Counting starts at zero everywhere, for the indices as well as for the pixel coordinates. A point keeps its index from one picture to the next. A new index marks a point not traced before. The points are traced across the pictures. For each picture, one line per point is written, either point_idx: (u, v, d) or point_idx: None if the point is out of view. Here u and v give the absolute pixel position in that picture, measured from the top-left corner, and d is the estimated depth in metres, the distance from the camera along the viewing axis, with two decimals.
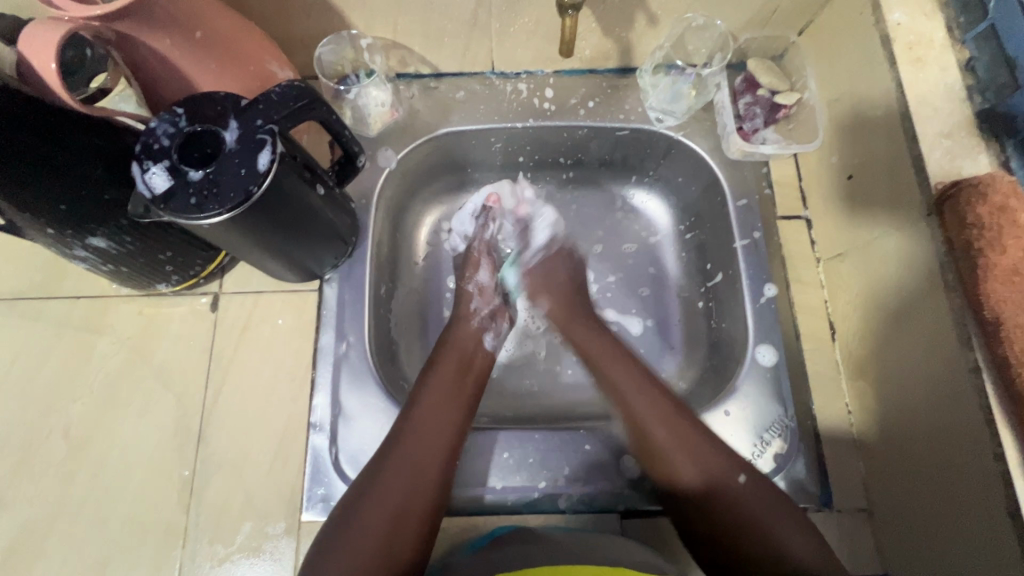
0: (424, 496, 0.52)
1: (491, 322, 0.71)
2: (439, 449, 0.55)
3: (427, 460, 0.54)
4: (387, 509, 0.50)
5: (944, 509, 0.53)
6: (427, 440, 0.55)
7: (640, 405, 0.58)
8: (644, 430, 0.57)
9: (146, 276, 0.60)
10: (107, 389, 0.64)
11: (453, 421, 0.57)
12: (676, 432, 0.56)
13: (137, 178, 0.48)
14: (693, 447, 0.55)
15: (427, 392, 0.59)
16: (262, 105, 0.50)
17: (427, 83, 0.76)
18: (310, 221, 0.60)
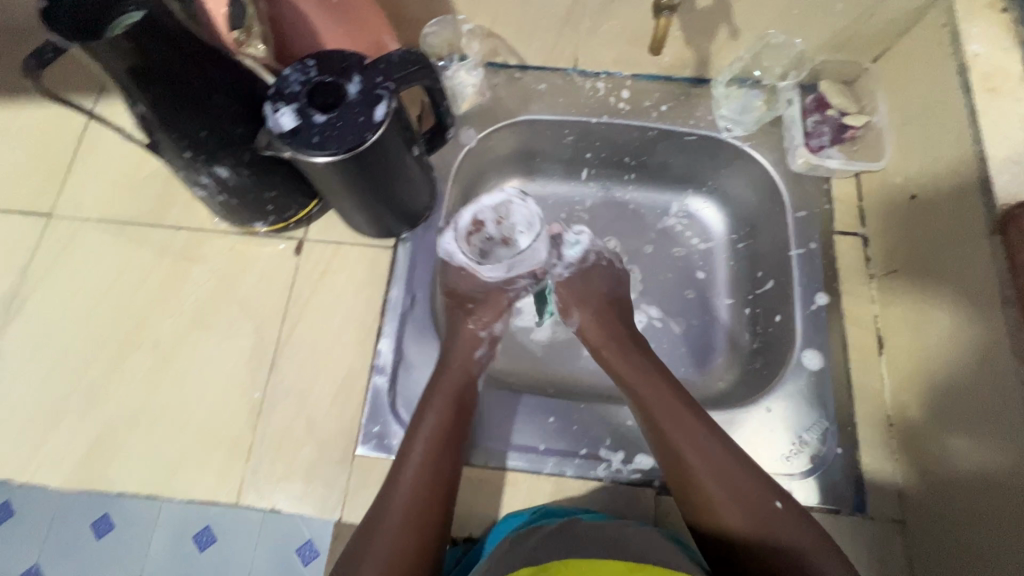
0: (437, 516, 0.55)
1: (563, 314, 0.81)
2: (439, 466, 0.57)
3: (429, 476, 0.56)
4: (405, 538, 0.53)
5: (986, 522, 0.54)
6: (424, 480, 0.56)
7: (688, 418, 0.58)
8: (683, 446, 0.57)
9: (250, 212, 0.66)
10: (195, 312, 0.70)
11: (442, 446, 0.58)
12: (705, 448, 0.56)
13: (268, 116, 0.54)
14: (722, 466, 0.55)
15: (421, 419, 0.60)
16: (383, 66, 0.56)
17: (513, 73, 0.82)
18: (401, 179, 0.65)
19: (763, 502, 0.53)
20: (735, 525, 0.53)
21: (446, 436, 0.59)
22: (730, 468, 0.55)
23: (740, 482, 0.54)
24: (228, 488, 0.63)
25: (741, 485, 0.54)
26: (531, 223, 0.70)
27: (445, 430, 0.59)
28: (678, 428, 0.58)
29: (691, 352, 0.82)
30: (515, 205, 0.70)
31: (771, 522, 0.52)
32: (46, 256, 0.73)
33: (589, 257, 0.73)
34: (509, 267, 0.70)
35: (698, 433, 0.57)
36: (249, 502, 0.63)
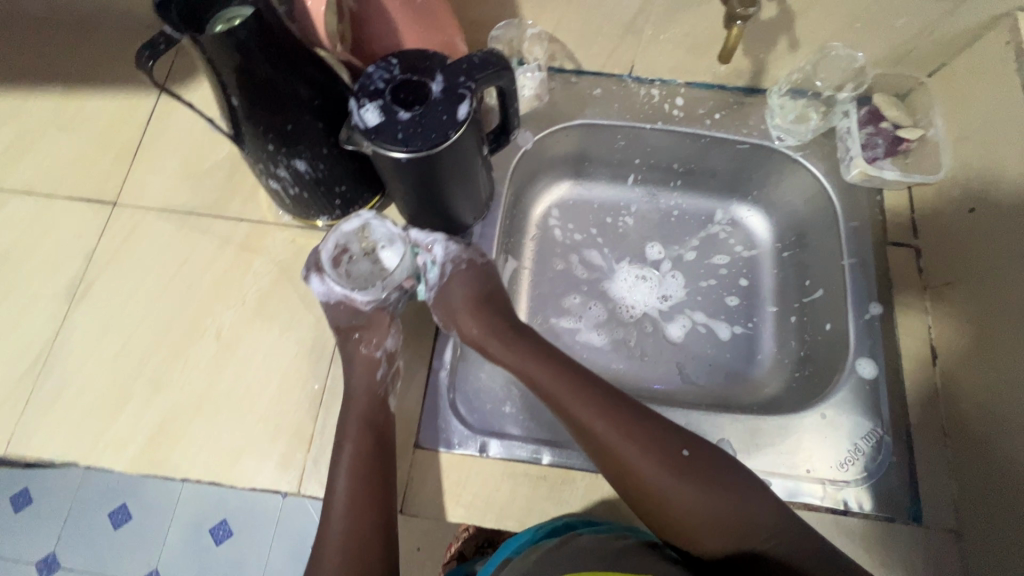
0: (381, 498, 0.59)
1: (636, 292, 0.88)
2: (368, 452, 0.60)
3: (366, 462, 0.60)
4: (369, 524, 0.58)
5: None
6: (358, 476, 0.59)
7: (582, 410, 0.60)
8: (594, 429, 0.59)
9: (317, 205, 0.68)
10: (256, 303, 0.71)
11: (359, 434, 0.61)
12: (621, 430, 0.59)
13: (352, 112, 0.56)
14: (630, 445, 0.58)
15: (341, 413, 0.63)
16: (465, 67, 0.57)
17: (569, 77, 0.83)
18: (467, 178, 0.66)
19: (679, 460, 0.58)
20: (677, 504, 0.57)
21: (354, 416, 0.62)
22: (644, 445, 0.58)
23: (655, 456, 0.58)
24: (288, 477, 0.64)
25: (654, 462, 0.58)
26: (393, 239, 0.69)
27: (367, 430, 0.62)
28: (587, 415, 0.60)
29: (735, 358, 0.84)
30: (375, 224, 0.67)
31: (683, 488, 0.57)
32: (111, 243, 0.74)
33: (446, 268, 0.70)
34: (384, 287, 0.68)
35: (601, 418, 0.60)
36: (309, 491, 0.63)
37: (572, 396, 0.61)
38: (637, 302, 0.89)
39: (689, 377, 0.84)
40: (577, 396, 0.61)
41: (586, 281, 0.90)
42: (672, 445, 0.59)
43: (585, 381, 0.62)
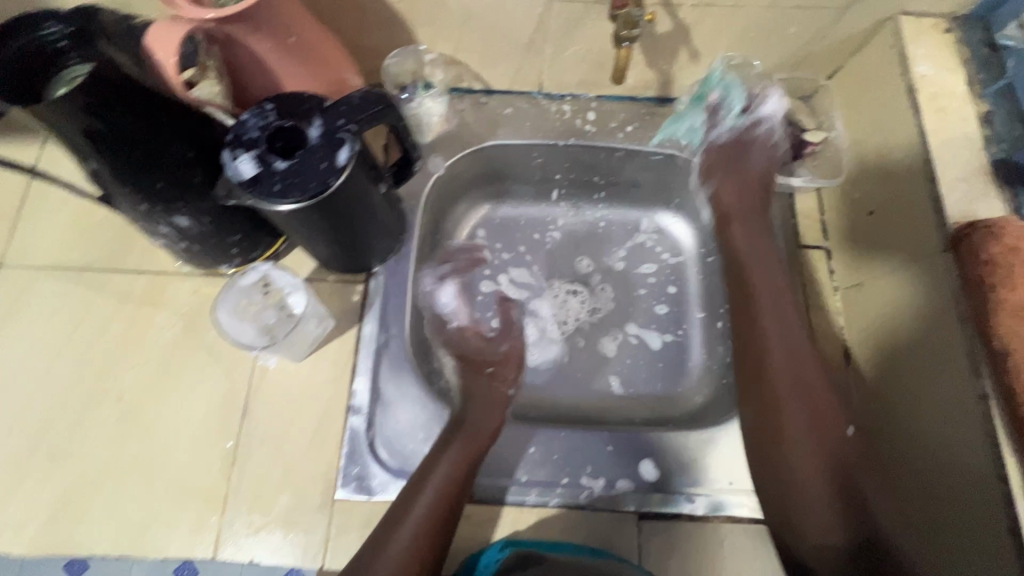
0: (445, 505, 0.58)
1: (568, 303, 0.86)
2: (462, 482, 0.60)
3: (450, 496, 0.59)
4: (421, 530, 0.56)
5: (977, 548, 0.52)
6: (437, 487, 0.59)
7: (788, 406, 0.63)
8: (770, 405, 0.64)
9: (214, 255, 0.65)
10: (161, 360, 0.68)
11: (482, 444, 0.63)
12: (806, 432, 0.62)
13: (226, 163, 0.53)
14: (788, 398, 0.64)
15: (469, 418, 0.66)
16: (343, 107, 0.55)
17: (479, 98, 0.81)
18: (367, 215, 0.64)
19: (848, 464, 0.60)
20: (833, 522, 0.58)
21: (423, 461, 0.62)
22: (820, 403, 0.63)
23: (825, 419, 0.62)
24: (203, 542, 0.61)
25: (846, 454, 0.61)
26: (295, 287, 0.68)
27: (472, 438, 0.63)
28: (772, 362, 0.66)
29: (667, 367, 0.84)
30: (274, 275, 0.67)
31: (804, 438, 0.62)
32: None
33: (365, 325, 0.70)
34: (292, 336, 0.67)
35: (788, 328, 0.67)
36: (225, 555, 0.61)
37: (797, 388, 0.64)
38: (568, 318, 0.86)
39: (627, 389, 0.83)
40: (805, 392, 0.64)
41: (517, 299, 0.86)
42: (849, 454, 0.61)
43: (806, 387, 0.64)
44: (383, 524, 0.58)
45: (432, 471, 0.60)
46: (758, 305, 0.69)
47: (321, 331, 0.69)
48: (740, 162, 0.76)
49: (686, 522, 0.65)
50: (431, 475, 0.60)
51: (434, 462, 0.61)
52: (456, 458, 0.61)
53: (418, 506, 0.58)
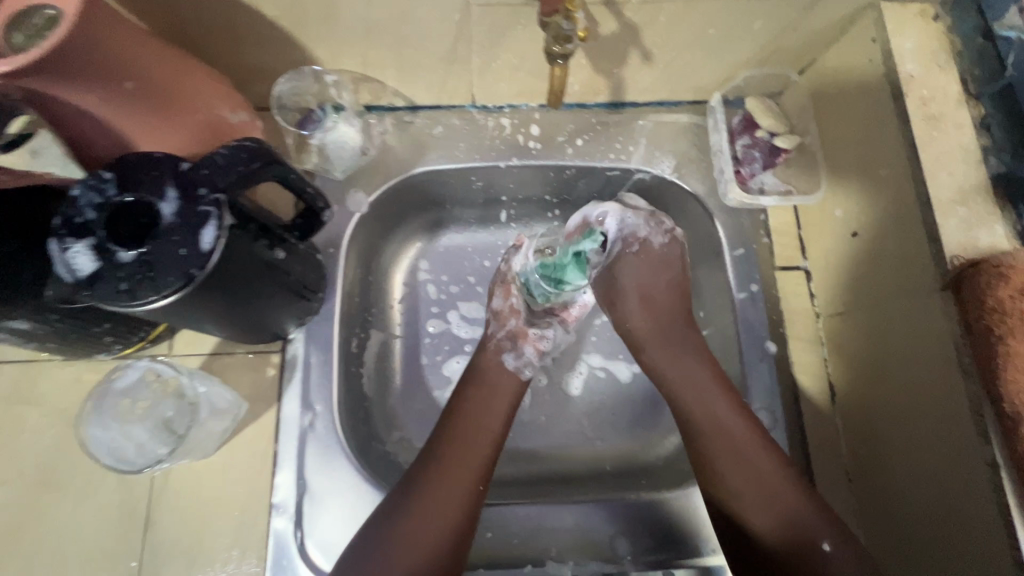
0: (463, 500, 0.55)
1: (512, 341, 0.68)
2: (460, 503, 0.55)
3: (445, 514, 0.54)
4: (437, 506, 0.54)
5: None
6: (462, 476, 0.56)
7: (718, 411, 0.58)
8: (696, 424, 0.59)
9: (82, 347, 0.53)
10: (40, 470, 0.57)
11: (492, 437, 0.60)
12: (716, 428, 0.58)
13: (55, 257, 0.41)
14: (707, 433, 0.58)
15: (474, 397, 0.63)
16: (207, 170, 0.43)
17: (402, 116, 0.69)
18: (267, 285, 0.53)
19: (760, 496, 0.55)
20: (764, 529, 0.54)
21: (454, 463, 0.57)
22: (726, 433, 0.57)
23: (748, 456, 0.56)
24: None
25: (752, 476, 0.55)
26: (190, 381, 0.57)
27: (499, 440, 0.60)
28: (693, 397, 0.60)
29: (637, 404, 0.75)
30: (159, 368, 0.56)
31: (731, 470, 0.56)
32: None
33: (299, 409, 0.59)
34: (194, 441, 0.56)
35: (685, 366, 0.62)
36: None
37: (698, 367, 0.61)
38: None
39: (596, 435, 0.73)
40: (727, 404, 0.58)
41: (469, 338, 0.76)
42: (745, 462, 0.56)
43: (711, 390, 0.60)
44: (372, 520, 0.54)
45: (438, 477, 0.56)
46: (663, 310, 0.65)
47: (229, 421, 0.58)
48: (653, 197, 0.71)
49: None
50: (429, 487, 0.55)
51: (432, 473, 0.56)
52: (456, 477, 0.56)
53: (414, 524, 0.53)
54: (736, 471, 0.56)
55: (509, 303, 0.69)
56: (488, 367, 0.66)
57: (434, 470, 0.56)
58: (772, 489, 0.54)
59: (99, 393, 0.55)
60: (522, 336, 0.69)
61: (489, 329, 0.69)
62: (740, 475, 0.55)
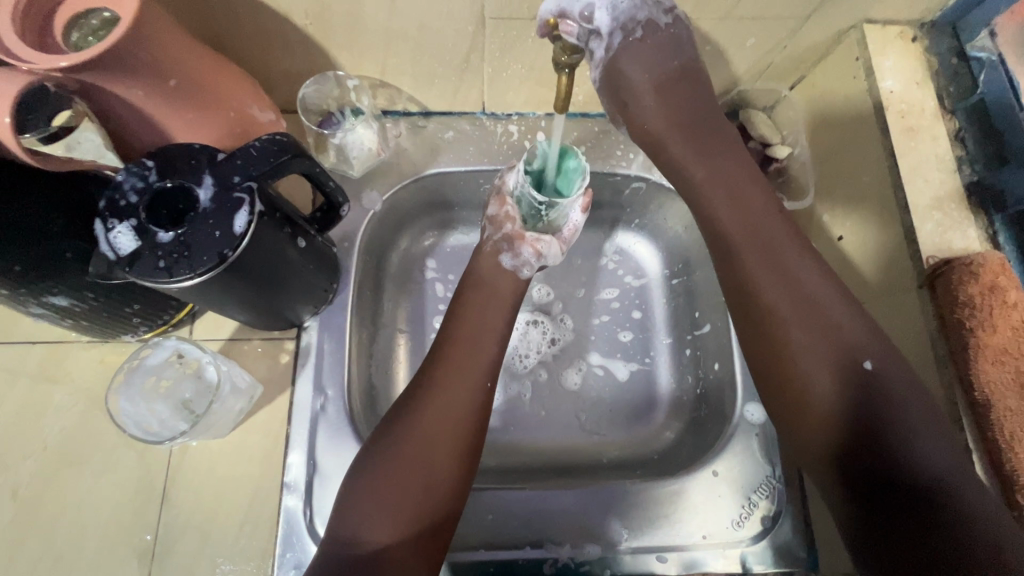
0: (465, 427, 0.56)
1: (509, 243, 0.68)
2: (456, 428, 0.56)
3: (442, 427, 0.55)
4: (439, 435, 0.55)
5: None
6: (456, 404, 0.57)
7: (771, 287, 0.54)
8: (766, 307, 0.54)
9: (111, 328, 0.57)
10: (62, 445, 0.60)
11: (481, 366, 0.61)
12: (797, 313, 0.52)
13: (99, 236, 0.44)
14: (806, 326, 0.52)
15: (458, 333, 0.63)
16: (240, 160, 0.46)
17: (416, 121, 0.73)
18: (290, 273, 0.56)
19: (855, 383, 0.49)
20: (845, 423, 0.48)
21: (446, 380, 0.58)
22: (817, 313, 0.52)
23: (834, 330, 0.51)
24: None
25: (836, 359, 0.50)
26: (211, 363, 0.59)
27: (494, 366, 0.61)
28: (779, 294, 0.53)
29: (636, 400, 0.78)
30: (186, 348, 0.59)
31: (810, 359, 0.51)
32: None
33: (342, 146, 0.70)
34: (209, 421, 0.58)
35: (796, 278, 0.53)
36: None
37: (780, 258, 0.54)
38: (530, 351, 0.80)
39: (593, 429, 0.76)
40: (812, 278, 0.53)
41: None
42: (837, 346, 0.50)
43: (783, 266, 0.54)
44: (368, 447, 0.55)
45: (431, 395, 0.57)
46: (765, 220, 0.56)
47: (245, 402, 0.62)
48: (623, 80, 0.58)
49: None
50: (423, 406, 0.56)
51: (424, 396, 0.57)
52: (456, 390, 0.58)
53: (416, 440, 0.54)
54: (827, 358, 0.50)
55: (504, 210, 0.69)
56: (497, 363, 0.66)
57: (423, 391, 0.58)
58: (843, 354, 0.50)
59: (128, 369, 0.58)
60: (518, 238, 0.68)
61: (485, 234, 0.70)
62: (818, 364, 0.50)
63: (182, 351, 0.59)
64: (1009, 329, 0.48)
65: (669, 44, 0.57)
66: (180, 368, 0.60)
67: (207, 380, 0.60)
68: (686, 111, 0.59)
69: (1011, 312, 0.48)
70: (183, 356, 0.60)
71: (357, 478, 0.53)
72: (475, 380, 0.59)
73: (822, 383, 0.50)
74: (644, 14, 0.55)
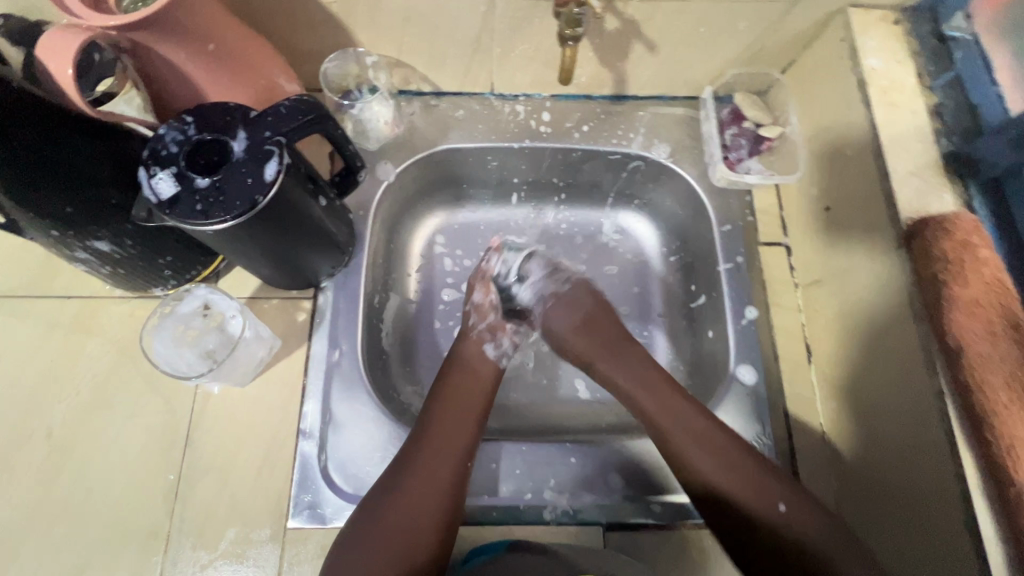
0: (445, 489, 0.58)
1: (492, 333, 0.71)
2: (441, 487, 0.58)
3: (431, 489, 0.58)
4: (420, 498, 0.57)
5: (921, 556, 0.54)
6: (439, 469, 0.59)
7: (670, 422, 0.60)
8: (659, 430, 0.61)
9: (144, 279, 0.61)
10: (93, 390, 0.64)
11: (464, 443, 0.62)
12: (695, 438, 0.59)
13: (142, 182, 0.49)
14: (753, 500, 0.56)
15: (445, 401, 0.65)
16: (271, 118, 0.51)
17: (428, 100, 0.78)
18: (310, 230, 0.61)
19: (744, 467, 0.58)
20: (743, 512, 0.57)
21: (435, 441, 0.61)
22: (706, 435, 0.59)
23: (719, 446, 0.59)
24: None
25: (724, 456, 0.58)
26: (233, 314, 0.64)
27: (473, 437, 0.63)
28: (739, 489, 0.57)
29: None
30: (214, 300, 0.64)
31: (702, 458, 0.58)
32: None
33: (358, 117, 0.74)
34: (226, 366, 0.62)
35: (681, 408, 0.61)
36: None
37: (650, 376, 0.64)
38: None
39: (593, 394, 0.79)
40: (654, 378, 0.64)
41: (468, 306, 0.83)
42: (735, 451, 0.59)
43: (674, 394, 0.62)
44: (361, 511, 0.58)
45: (421, 461, 0.59)
46: (678, 407, 0.61)
47: (265, 352, 0.66)
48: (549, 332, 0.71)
49: (652, 530, 0.64)
50: (411, 474, 0.58)
51: (410, 463, 0.59)
52: (442, 457, 0.60)
53: (401, 507, 0.56)
54: (749, 490, 0.57)
55: (489, 299, 0.73)
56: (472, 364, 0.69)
57: (414, 455, 0.60)
58: (732, 460, 0.58)
59: (161, 315, 0.65)
60: (500, 329, 0.72)
61: (469, 322, 0.73)
62: (727, 484, 0.57)
63: (209, 302, 0.64)
64: (981, 284, 0.51)
65: (594, 303, 0.71)
66: (206, 320, 0.66)
67: (229, 330, 0.65)
68: (597, 340, 0.68)
69: (982, 269, 0.52)
70: (210, 308, 0.65)
71: (348, 552, 0.54)
72: (459, 455, 0.60)
73: (775, 519, 0.56)
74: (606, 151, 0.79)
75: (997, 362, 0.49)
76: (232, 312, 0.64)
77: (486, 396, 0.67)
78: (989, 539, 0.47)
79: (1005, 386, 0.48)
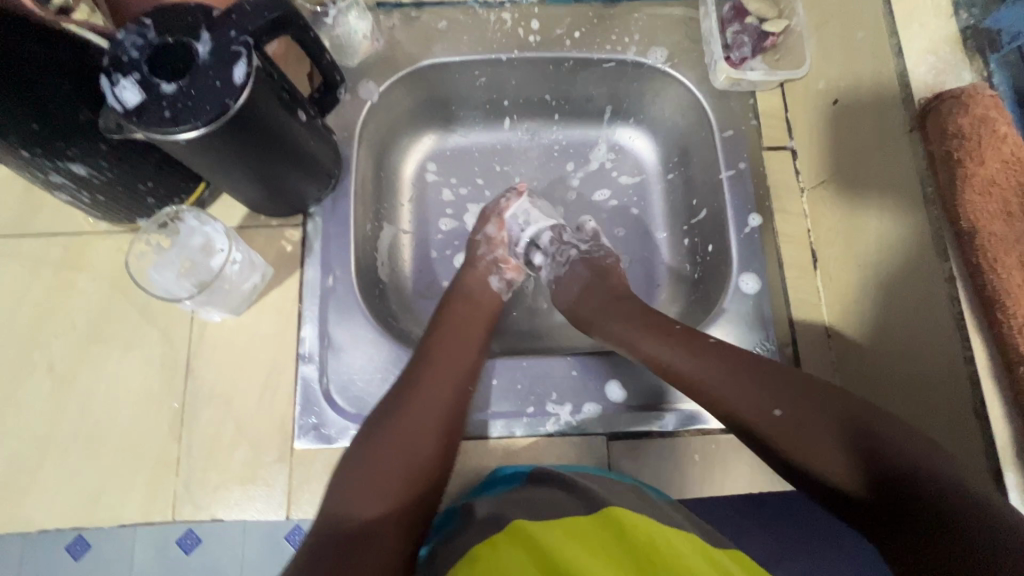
0: (442, 411, 0.56)
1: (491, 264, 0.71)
2: (441, 411, 0.56)
3: (433, 407, 0.56)
4: (418, 420, 0.55)
5: None
6: (441, 391, 0.57)
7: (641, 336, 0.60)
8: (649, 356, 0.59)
9: (126, 206, 0.60)
10: (91, 325, 0.64)
11: (465, 368, 0.60)
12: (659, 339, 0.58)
13: (105, 91, 0.46)
14: (817, 418, 0.48)
15: (447, 327, 0.63)
16: (235, 16, 0.48)
17: (408, 12, 0.74)
18: (291, 151, 0.57)
19: (728, 364, 0.54)
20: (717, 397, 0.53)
21: (438, 361, 0.59)
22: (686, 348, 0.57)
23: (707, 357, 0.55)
24: (159, 506, 0.59)
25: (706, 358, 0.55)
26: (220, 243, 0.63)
27: (474, 371, 0.61)
28: (855, 459, 0.45)
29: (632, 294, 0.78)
30: (204, 229, 0.63)
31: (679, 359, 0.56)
32: None
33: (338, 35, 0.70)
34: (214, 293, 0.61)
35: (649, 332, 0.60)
36: (185, 515, 0.59)
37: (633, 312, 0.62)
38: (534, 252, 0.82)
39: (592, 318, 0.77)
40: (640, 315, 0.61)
41: (460, 233, 0.80)
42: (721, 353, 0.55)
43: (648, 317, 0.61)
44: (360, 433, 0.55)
45: (421, 382, 0.57)
46: (765, 380, 0.52)
47: (258, 279, 0.64)
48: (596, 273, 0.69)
49: (654, 437, 0.64)
50: (413, 395, 0.56)
51: (411, 386, 0.57)
52: (442, 378, 0.58)
53: (398, 431, 0.54)
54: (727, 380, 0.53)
55: (502, 232, 0.73)
56: (467, 284, 0.69)
57: (415, 381, 0.58)
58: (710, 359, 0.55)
59: (157, 245, 0.64)
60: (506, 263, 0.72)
61: (479, 252, 0.72)
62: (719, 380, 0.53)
63: (201, 231, 0.63)
64: (999, 162, 0.49)
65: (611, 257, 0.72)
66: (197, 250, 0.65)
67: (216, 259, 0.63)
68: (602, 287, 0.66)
69: (1001, 145, 0.49)
70: (201, 236, 0.64)
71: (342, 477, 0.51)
72: (459, 377, 0.59)
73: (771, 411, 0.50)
74: (612, 62, 0.74)
75: (1012, 241, 0.47)
76: (219, 241, 0.62)
77: (486, 322, 0.66)
78: (997, 420, 0.46)
79: (1019, 265, 0.46)
